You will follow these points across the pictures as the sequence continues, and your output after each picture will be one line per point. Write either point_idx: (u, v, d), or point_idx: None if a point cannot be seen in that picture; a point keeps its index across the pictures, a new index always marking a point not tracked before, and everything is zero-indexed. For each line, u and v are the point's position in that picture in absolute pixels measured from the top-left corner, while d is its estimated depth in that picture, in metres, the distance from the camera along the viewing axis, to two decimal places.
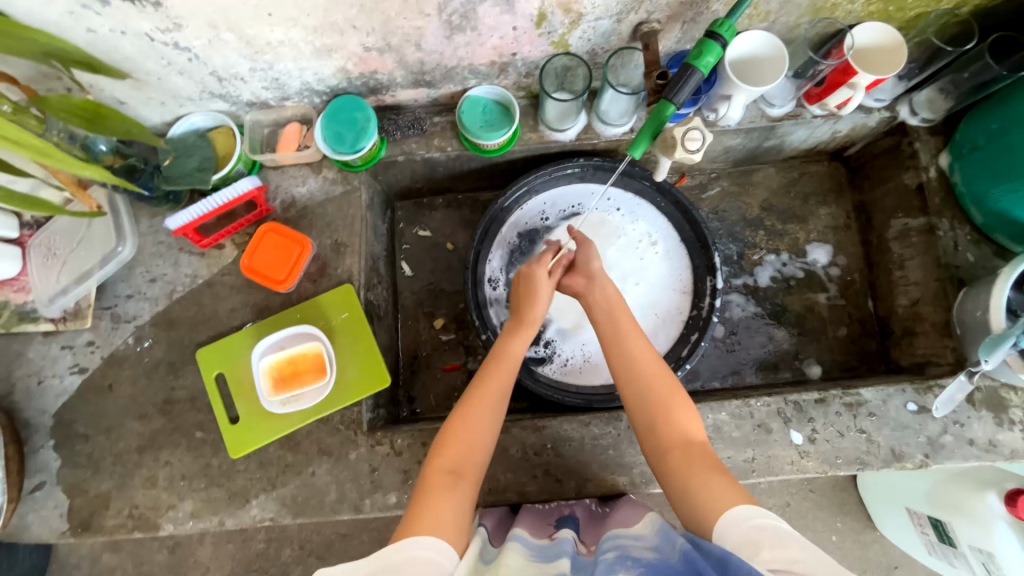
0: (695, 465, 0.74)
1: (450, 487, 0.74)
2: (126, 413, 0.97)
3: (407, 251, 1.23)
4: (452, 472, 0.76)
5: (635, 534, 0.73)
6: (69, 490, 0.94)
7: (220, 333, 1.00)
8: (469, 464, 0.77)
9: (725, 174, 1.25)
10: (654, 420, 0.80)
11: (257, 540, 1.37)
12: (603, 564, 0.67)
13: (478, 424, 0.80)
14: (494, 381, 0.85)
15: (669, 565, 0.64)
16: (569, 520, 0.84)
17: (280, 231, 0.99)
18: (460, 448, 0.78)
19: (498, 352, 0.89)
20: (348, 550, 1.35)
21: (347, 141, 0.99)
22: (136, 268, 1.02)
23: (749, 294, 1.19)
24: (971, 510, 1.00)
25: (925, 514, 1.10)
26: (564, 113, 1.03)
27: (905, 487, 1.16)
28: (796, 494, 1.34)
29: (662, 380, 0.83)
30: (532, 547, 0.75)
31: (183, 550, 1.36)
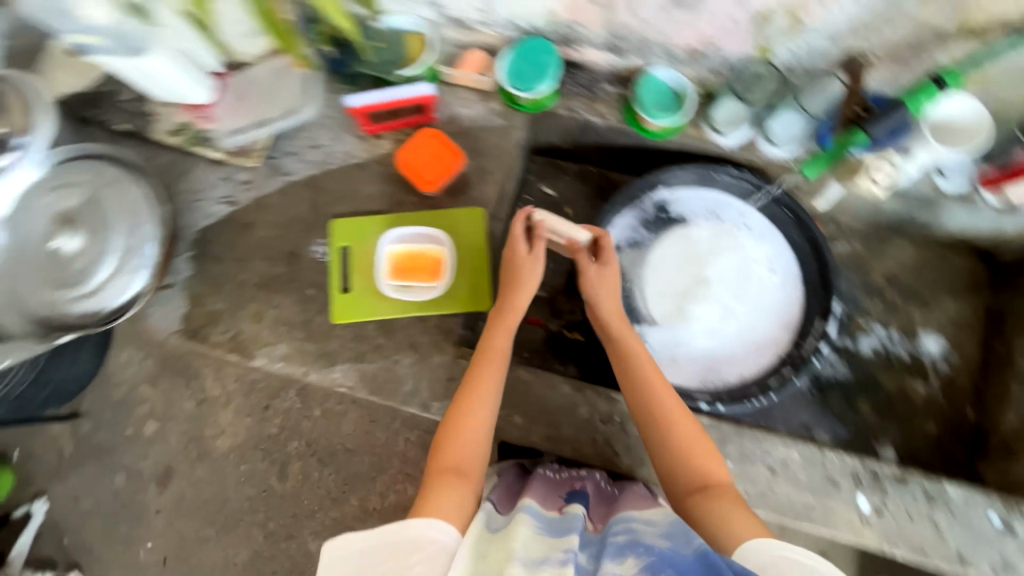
0: (713, 501, 0.79)
1: (455, 484, 0.81)
2: (257, 251, 1.07)
3: (528, 202, 1.28)
4: (457, 469, 0.83)
5: (648, 520, 0.76)
6: (190, 298, 1.05)
7: (355, 212, 1.08)
8: (471, 462, 0.84)
9: (859, 236, 1.21)
10: (672, 467, 0.84)
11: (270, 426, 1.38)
12: (612, 547, 0.71)
13: (474, 420, 0.87)
14: (485, 379, 0.89)
15: (682, 557, 0.66)
16: (580, 496, 0.86)
17: (442, 138, 1.06)
18: (460, 446, 0.85)
19: (486, 347, 0.92)
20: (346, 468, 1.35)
21: (526, 78, 1.05)
22: (304, 131, 1.11)
23: (845, 357, 1.16)
24: None
25: None
26: (732, 119, 1.03)
27: None
28: None
29: (677, 424, 0.86)
30: (542, 520, 0.78)
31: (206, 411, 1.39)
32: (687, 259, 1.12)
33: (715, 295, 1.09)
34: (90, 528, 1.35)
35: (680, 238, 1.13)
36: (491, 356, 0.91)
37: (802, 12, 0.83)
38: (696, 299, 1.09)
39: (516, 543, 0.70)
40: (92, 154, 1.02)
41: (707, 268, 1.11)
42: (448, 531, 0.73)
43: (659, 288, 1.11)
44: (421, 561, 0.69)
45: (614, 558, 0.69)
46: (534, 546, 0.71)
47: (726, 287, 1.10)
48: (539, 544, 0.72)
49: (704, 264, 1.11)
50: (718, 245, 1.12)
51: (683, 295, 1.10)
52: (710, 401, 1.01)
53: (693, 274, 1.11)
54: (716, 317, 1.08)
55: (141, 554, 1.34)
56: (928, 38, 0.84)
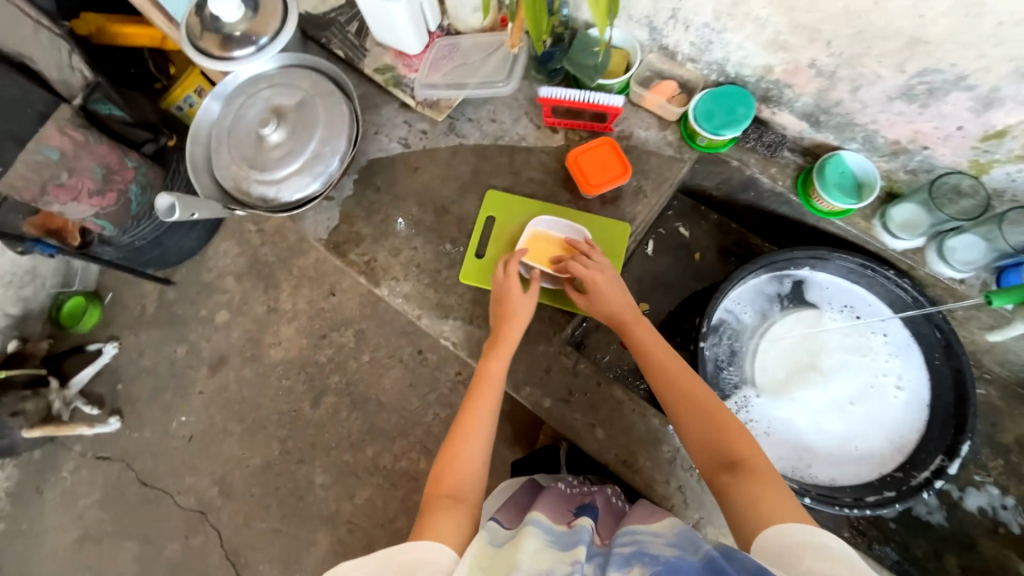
0: (743, 477, 0.75)
1: (452, 507, 0.80)
2: (412, 194, 1.15)
3: (660, 234, 1.29)
4: (453, 496, 0.82)
5: (655, 532, 0.75)
6: (343, 215, 1.15)
7: (510, 189, 1.14)
8: (467, 485, 0.83)
9: (1001, 384, 1.11)
10: (700, 445, 0.81)
11: (323, 352, 1.42)
12: (617, 558, 0.71)
13: (467, 437, 0.87)
14: (480, 401, 0.90)
15: (690, 565, 0.66)
16: (589, 509, 0.87)
17: (615, 150, 1.09)
18: (453, 470, 0.84)
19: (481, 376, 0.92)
20: (374, 417, 1.40)
21: (714, 121, 1.06)
22: (489, 104, 1.19)
23: (945, 504, 1.07)
24: None
25: None
26: (908, 224, 1.01)
27: None
28: None
29: (700, 399, 0.84)
30: (551, 533, 0.78)
31: (273, 318, 1.44)
32: (809, 341, 1.08)
33: (829, 388, 1.05)
34: (141, 384, 1.47)
35: (810, 319, 1.10)
36: (490, 384, 0.91)
37: None
38: (807, 385, 1.05)
39: (523, 558, 0.70)
40: (306, 64, 1.14)
41: (829, 356, 1.07)
42: (446, 554, 0.73)
43: (771, 360, 1.08)
44: None
45: (621, 570, 0.68)
46: (541, 559, 0.71)
47: (844, 385, 1.05)
48: (547, 556, 0.72)
49: (827, 353, 1.07)
50: (848, 341, 1.07)
51: (795, 373, 1.06)
52: (798, 492, 0.94)
53: (813, 359, 1.07)
54: (824, 411, 1.04)
55: (172, 424, 1.45)
56: None
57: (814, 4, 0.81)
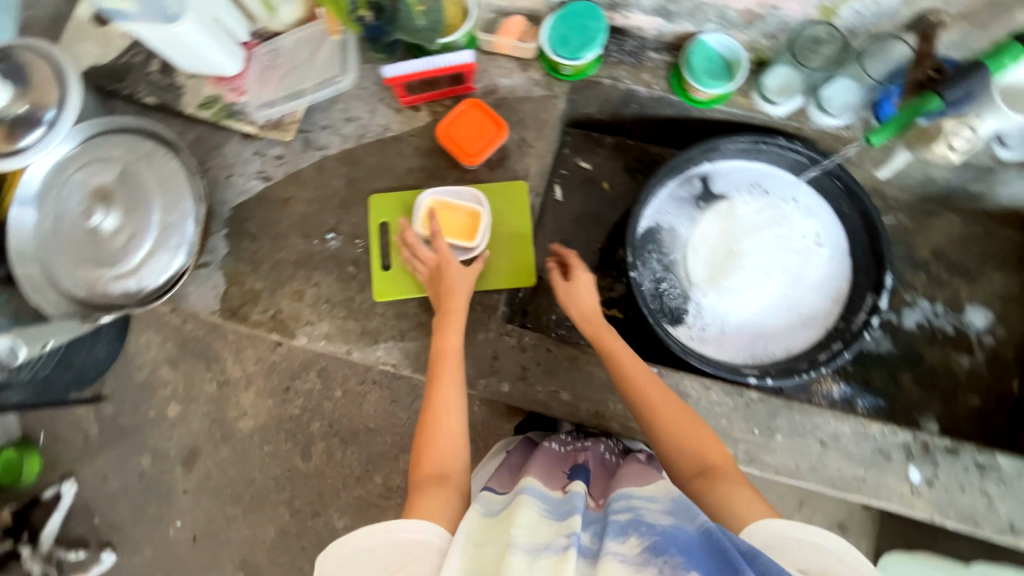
0: (718, 483, 0.77)
1: (439, 486, 0.77)
2: (293, 228, 1.04)
3: (564, 176, 1.25)
4: (439, 475, 0.78)
5: (650, 496, 0.72)
6: (227, 277, 1.03)
7: (393, 187, 1.05)
8: (450, 463, 0.80)
9: (905, 208, 1.18)
10: (676, 449, 0.83)
11: (294, 404, 1.33)
12: (614, 527, 0.68)
13: (439, 417, 0.84)
14: (443, 379, 0.87)
15: (687, 534, 0.63)
16: (581, 470, 0.84)
17: (483, 109, 1.02)
18: (432, 449, 0.81)
19: (439, 353, 0.89)
20: (371, 444, 1.34)
21: (571, 46, 1.01)
22: (339, 103, 1.08)
23: (888, 331, 1.15)
24: None
25: None
26: (784, 88, 1.01)
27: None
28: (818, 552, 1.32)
29: (674, 408, 0.86)
30: (545, 500, 0.74)
31: (229, 391, 1.32)
32: (733, 229, 1.09)
33: (761, 270, 1.07)
34: (119, 508, 1.35)
35: (726, 207, 1.10)
36: (450, 358, 0.89)
37: None
38: (740, 271, 1.07)
39: (513, 528, 0.65)
40: (122, 127, 0.98)
41: (751, 237, 1.08)
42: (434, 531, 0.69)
43: (702, 260, 1.09)
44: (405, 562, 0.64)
45: (617, 540, 0.65)
46: (538, 531, 0.66)
47: (773, 261, 1.07)
48: (541, 526, 0.67)
49: (749, 235, 1.08)
50: (765, 214, 1.09)
51: (725, 264, 1.08)
52: (759, 376, 0.97)
53: (739, 244, 1.08)
54: (760, 290, 1.06)
55: (169, 531, 1.35)
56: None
57: None
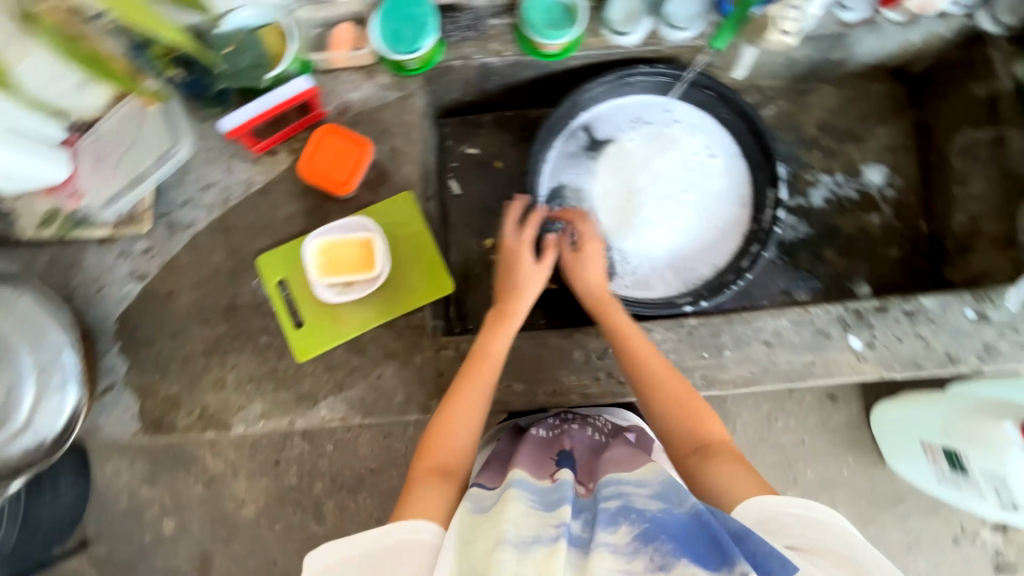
0: (712, 460, 0.78)
1: (439, 480, 0.77)
2: (190, 318, 0.97)
3: (456, 169, 1.21)
4: (442, 468, 0.78)
5: (640, 480, 0.73)
6: (139, 392, 0.96)
7: (278, 241, 0.98)
8: (457, 460, 0.80)
9: (782, 94, 1.21)
10: (672, 419, 0.83)
11: (290, 474, 1.22)
12: (604, 514, 0.67)
13: (461, 416, 0.83)
14: (480, 378, 0.85)
15: (677, 516, 0.64)
16: (567, 457, 0.85)
17: (341, 133, 0.95)
18: (445, 445, 0.80)
19: (480, 351, 0.88)
20: (379, 484, 1.23)
21: (406, 39, 0.94)
22: (190, 174, 0.99)
23: (801, 215, 1.19)
24: (985, 438, 1.03)
25: (938, 445, 1.12)
26: (629, 16, 0.99)
27: (919, 420, 1.17)
28: (811, 434, 1.34)
29: (675, 386, 0.85)
30: (535, 493, 0.73)
31: (219, 484, 1.20)
32: (628, 169, 1.09)
33: (667, 202, 1.07)
34: None
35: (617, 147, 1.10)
36: (491, 358, 0.87)
37: None
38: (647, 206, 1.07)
39: (502, 524, 0.65)
40: None
41: (646, 170, 1.08)
42: (431, 529, 0.69)
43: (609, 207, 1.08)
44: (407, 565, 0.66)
45: (609, 529, 0.65)
46: (525, 516, 0.66)
47: (675, 188, 1.08)
48: (531, 517, 0.66)
49: (645, 170, 1.08)
50: (656, 144, 1.09)
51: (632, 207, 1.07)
52: (694, 302, 1.01)
53: (637, 181, 1.08)
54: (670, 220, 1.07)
55: None
56: None
57: None
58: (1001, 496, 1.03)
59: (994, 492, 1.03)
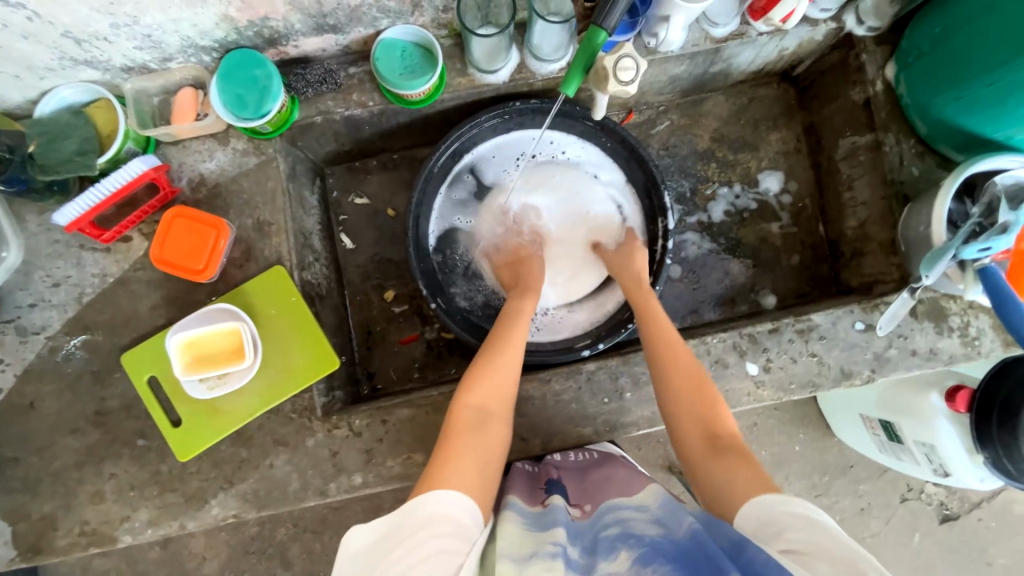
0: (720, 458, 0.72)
1: (476, 430, 0.73)
2: (56, 430, 0.90)
3: (346, 221, 1.14)
4: (481, 411, 0.75)
5: (638, 505, 0.71)
6: (9, 517, 0.88)
7: (144, 335, 0.91)
8: (495, 407, 0.76)
9: (674, 107, 1.18)
10: (680, 403, 0.78)
11: (249, 524, 1.34)
12: (604, 541, 0.64)
13: (493, 367, 0.80)
14: (518, 333, 0.86)
15: (675, 538, 0.62)
16: (557, 484, 0.81)
17: (190, 214, 0.88)
18: (493, 391, 0.77)
19: (513, 312, 0.90)
20: (343, 521, 1.34)
21: (250, 104, 0.86)
22: (34, 273, 0.91)
23: (703, 231, 1.17)
24: (918, 410, 1.03)
25: (875, 417, 1.14)
26: (492, 52, 0.92)
27: (853, 397, 1.20)
28: (762, 415, 1.38)
29: (691, 367, 0.81)
30: (528, 516, 0.71)
31: (175, 544, 1.34)
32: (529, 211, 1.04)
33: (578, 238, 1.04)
34: None
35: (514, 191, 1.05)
36: (522, 317, 0.89)
37: None
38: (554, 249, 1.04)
39: (500, 543, 0.64)
40: None
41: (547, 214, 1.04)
42: (465, 506, 0.63)
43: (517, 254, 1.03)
44: (434, 538, 0.60)
45: (608, 556, 0.62)
46: (523, 542, 0.64)
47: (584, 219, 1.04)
48: (526, 538, 0.65)
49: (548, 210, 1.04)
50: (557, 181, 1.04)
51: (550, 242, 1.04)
52: (592, 345, 0.99)
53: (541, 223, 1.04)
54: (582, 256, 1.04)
55: None
56: None
57: None
58: (933, 462, 1.05)
59: (926, 459, 1.05)
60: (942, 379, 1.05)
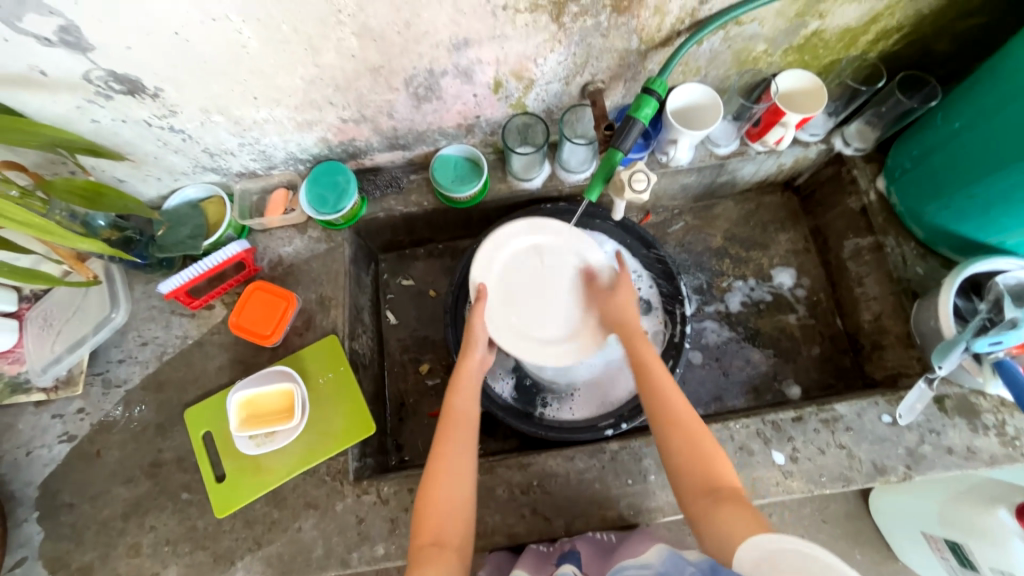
0: (721, 506, 0.70)
1: (438, 558, 0.74)
2: (113, 478, 0.97)
3: (392, 300, 1.28)
4: (437, 543, 0.75)
5: (643, 563, 0.75)
6: (51, 564, 0.93)
7: (208, 392, 1.02)
8: (449, 528, 0.77)
9: (687, 210, 1.33)
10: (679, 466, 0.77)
11: None
12: None
13: (439, 484, 0.79)
14: (452, 440, 0.84)
15: None
16: (570, 555, 0.87)
17: (267, 288, 1.04)
18: (435, 521, 0.77)
19: (449, 413, 0.88)
20: None
21: (330, 202, 1.06)
22: (129, 333, 1.06)
23: (722, 320, 1.24)
24: (986, 529, 0.95)
25: (941, 538, 1.04)
26: (528, 165, 1.11)
27: (913, 510, 1.11)
28: (809, 527, 1.26)
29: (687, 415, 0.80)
30: None
31: None
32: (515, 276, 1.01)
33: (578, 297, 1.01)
34: None
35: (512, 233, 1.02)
36: (459, 419, 0.87)
37: (524, 72, 0.94)
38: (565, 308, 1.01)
39: None
40: None
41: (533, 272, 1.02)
42: None
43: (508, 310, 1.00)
44: None
45: None
46: None
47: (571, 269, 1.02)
48: None
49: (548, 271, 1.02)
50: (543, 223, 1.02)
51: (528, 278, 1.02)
52: (615, 425, 1.02)
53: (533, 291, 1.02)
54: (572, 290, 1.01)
55: None
56: (633, 57, 0.95)
57: (285, 90, 0.88)
58: None
59: None
60: (1010, 494, 0.96)
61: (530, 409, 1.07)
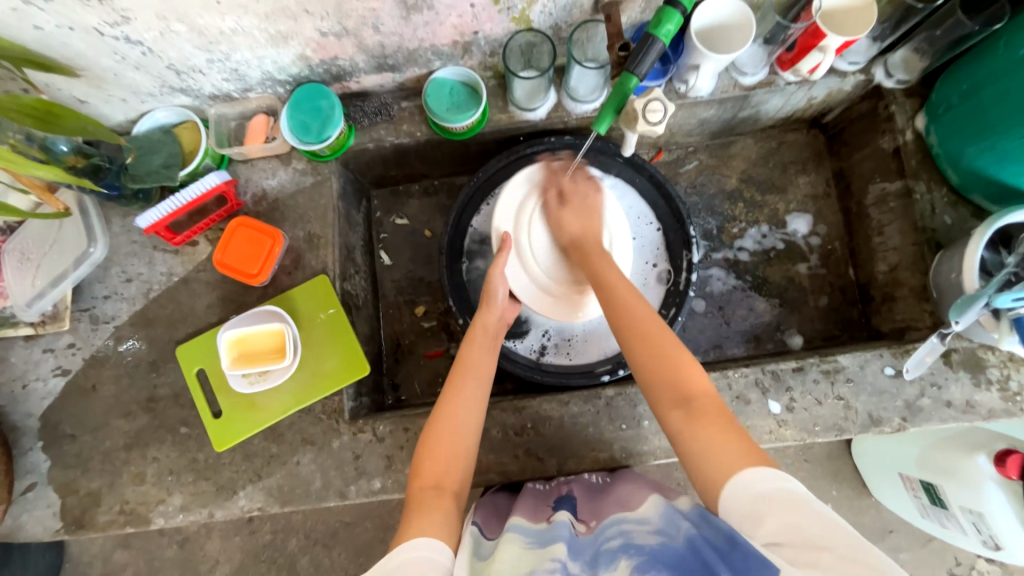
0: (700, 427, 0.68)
1: (436, 501, 0.71)
2: (111, 412, 0.98)
3: (386, 240, 1.22)
4: (436, 486, 0.73)
5: (639, 518, 0.70)
6: (60, 489, 0.96)
7: (198, 330, 1.00)
8: (451, 475, 0.75)
9: (703, 148, 1.23)
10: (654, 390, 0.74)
11: (263, 531, 1.33)
12: (606, 553, 0.64)
13: (453, 423, 0.79)
14: (465, 392, 0.82)
15: (674, 548, 0.62)
16: (567, 499, 0.83)
17: (251, 224, 0.98)
18: (445, 452, 0.76)
19: (464, 364, 0.86)
20: (353, 538, 1.32)
21: (313, 130, 0.97)
22: (111, 268, 1.02)
23: (729, 267, 1.19)
24: (961, 473, 0.97)
25: (916, 478, 1.07)
26: (532, 92, 1.00)
27: (891, 452, 1.14)
28: (796, 468, 1.30)
29: (666, 345, 0.76)
30: (532, 534, 0.71)
31: (192, 544, 1.33)
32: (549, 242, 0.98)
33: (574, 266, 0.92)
34: None
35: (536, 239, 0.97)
36: (471, 372, 0.85)
37: None
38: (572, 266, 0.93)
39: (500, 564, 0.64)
40: None
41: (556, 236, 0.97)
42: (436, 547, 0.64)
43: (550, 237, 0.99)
44: None
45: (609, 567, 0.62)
46: (522, 563, 0.64)
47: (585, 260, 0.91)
48: (527, 557, 0.65)
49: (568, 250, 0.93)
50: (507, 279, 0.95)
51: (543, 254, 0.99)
52: (612, 371, 1.01)
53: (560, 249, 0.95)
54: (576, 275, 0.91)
55: None
56: None
57: None
58: (982, 532, 0.96)
59: (973, 528, 0.97)
60: (992, 441, 0.97)
61: (526, 354, 1.05)
